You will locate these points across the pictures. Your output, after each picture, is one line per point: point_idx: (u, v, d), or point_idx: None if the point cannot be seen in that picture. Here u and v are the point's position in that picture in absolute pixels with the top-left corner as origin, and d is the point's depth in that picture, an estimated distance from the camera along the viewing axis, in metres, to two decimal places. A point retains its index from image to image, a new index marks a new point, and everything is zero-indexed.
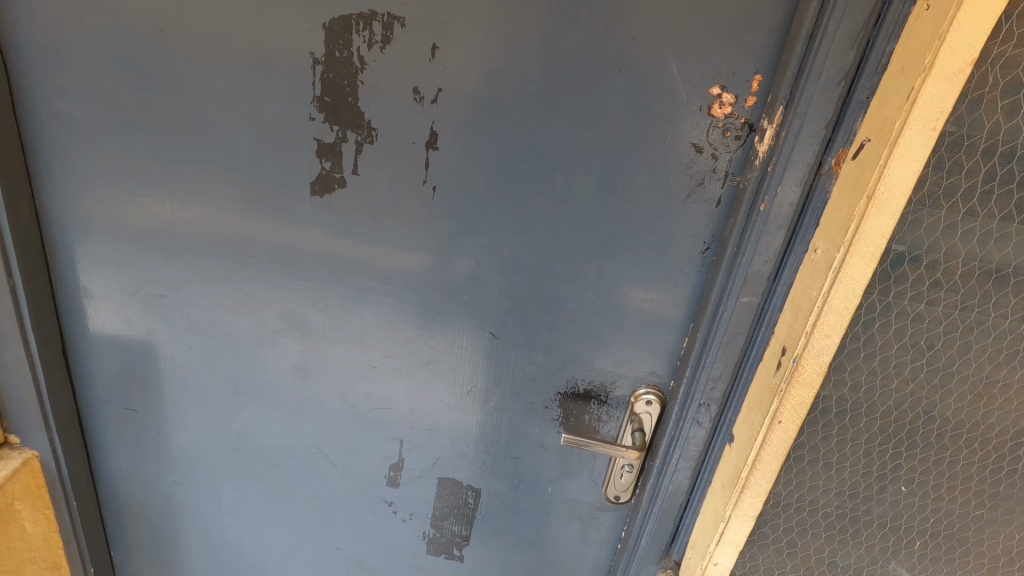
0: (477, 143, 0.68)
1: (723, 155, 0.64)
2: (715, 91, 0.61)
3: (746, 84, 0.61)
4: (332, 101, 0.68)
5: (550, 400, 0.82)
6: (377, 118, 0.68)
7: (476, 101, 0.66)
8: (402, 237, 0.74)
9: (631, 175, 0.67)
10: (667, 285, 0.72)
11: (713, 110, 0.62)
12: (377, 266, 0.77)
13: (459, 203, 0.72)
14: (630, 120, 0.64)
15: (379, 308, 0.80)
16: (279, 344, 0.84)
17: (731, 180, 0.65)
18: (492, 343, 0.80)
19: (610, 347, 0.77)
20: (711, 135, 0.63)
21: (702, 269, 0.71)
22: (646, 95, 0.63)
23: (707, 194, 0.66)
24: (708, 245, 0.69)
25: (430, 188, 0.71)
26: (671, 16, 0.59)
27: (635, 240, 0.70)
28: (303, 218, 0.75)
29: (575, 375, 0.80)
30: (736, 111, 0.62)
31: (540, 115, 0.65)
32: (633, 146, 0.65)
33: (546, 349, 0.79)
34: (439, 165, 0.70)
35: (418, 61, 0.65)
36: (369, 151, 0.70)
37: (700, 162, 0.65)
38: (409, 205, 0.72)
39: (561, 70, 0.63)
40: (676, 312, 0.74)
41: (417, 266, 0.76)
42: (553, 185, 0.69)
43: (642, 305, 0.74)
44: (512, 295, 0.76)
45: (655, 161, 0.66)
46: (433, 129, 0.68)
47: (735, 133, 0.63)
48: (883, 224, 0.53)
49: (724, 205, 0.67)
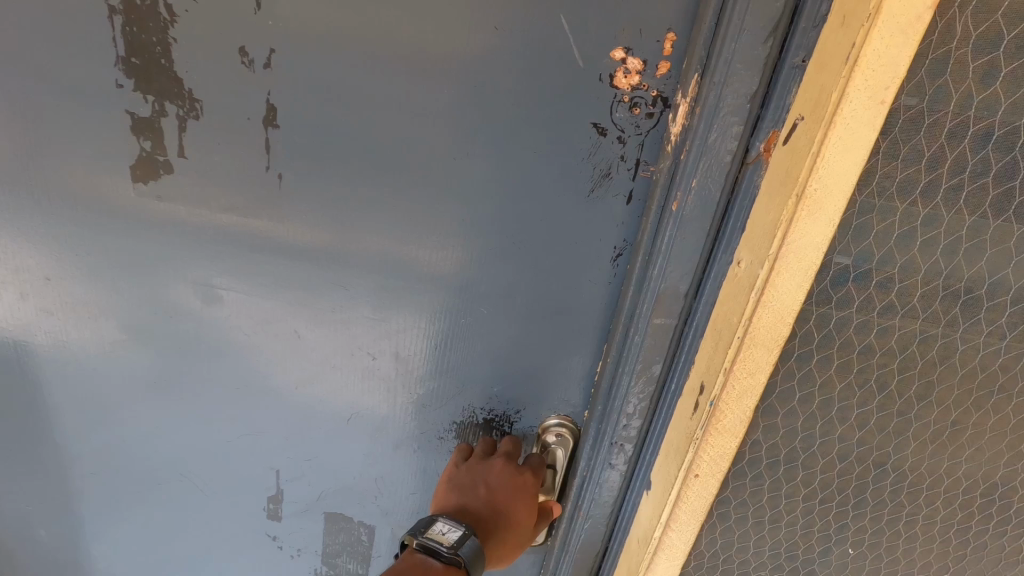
0: (330, 120, 0.54)
1: (632, 138, 0.50)
2: (618, 55, 0.47)
3: (658, 45, 0.47)
4: (141, 64, 0.52)
5: (445, 430, 0.70)
6: (199, 87, 0.53)
7: (320, 67, 0.51)
8: (251, 237, 0.61)
9: (519, 163, 0.53)
10: (572, 300, 0.60)
11: (617, 81, 0.48)
12: (229, 271, 0.63)
13: (316, 196, 0.58)
14: (515, 93, 0.50)
15: (233, 322, 0.66)
16: (124, 356, 0.71)
17: (645, 171, 0.52)
18: (375, 364, 0.67)
19: (508, 370, 0.65)
20: (617, 113, 0.50)
21: (615, 280, 0.58)
22: (532, 61, 0.49)
23: (615, 188, 0.53)
24: (619, 250, 0.56)
25: (275, 175, 0.57)
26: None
27: (534, 245, 0.57)
28: (128, 212, 0.60)
29: (473, 403, 0.67)
30: (645, 81, 0.48)
31: (402, 85, 0.51)
32: (521, 127, 0.52)
33: (435, 372, 0.66)
34: (286, 148, 0.55)
35: (240, 12, 0.49)
36: (195, 128, 0.55)
37: (605, 147, 0.51)
38: (254, 199, 0.58)
39: (422, 26, 0.48)
40: (586, 330, 0.61)
41: (272, 272, 0.63)
42: (429, 175, 0.55)
43: (543, 320, 0.61)
44: (391, 308, 0.63)
45: (548, 147, 0.52)
46: (271, 102, 0.53)
47: (646, 110, 0.49)
48: (819, 232, 0.40)
49: (637, 201, 0.53)
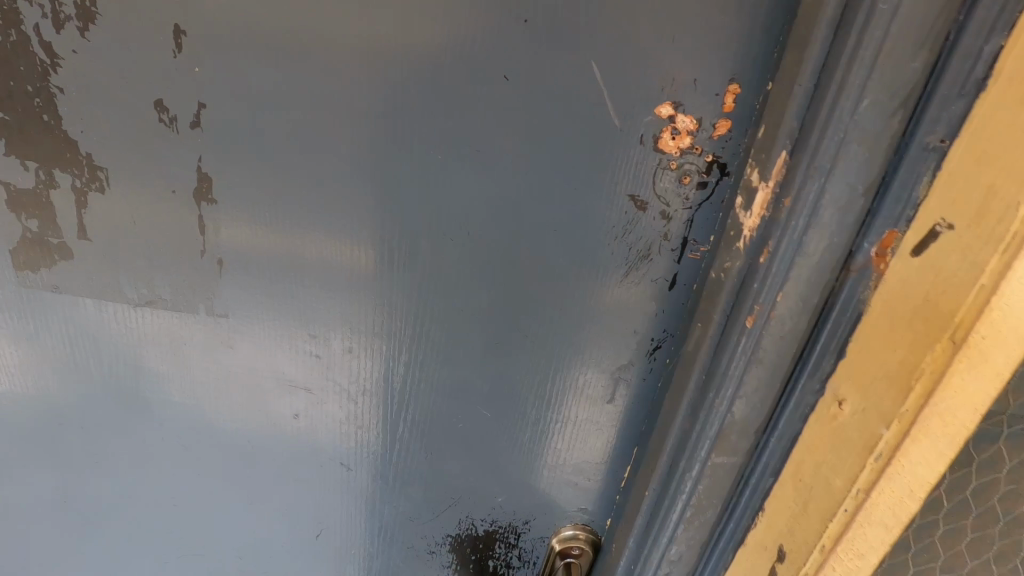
0: (283, 192, 0.40)
1: (678, 212, 0.40)
2: (664, 112, 0.36)
3: (715, 99, 0.36)
4: (13, 120, 0.38)
5: (435, 544, 0.58)
6: (101, 151, 0.39)
7: (268, 125, 0.38)
8: (181, 332, 0.47)
9: (534, 242, 0.42)
10: (595, 398, 0.49)
11: (662, 143, 0.37)
12: (152, 377, 0.49)
13: (265, 287, 0.44)
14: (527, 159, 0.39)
15: (165, 430, 0.52)
16: (17, 473, 0.54)
17: (693, 252, 0.41)
18: (348, 473, 0.54)
19: (514, 475, 0.54)
20: (660, 182, 0.39)
21: (650, 376, 0.47)
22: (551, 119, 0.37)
23: (655, 270, 0.42)
24: (656, 342, 0.46)
25: (213, 260, 0.43)
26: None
27: (547, 338, 0.46)
28: (14, 302, 0.46)
29: (472, 512, 0.56)
30: (697, 142, 0.37)
31: (382, 148, 0.39)
32: (538, 199, 0.40)
33: (424, 481, 0.55)
34: (225, 229, 0.42)
35: (153, 53, 0.36)
36: (99, 202, 0.41)
37: (643, 224, 0.40)
38: (184, 288, 0.44)
39: (405, 73, 0.36)
40: (611, 432, 0.51)
41: (213, 373, 0.49)
42: (415, 258, 0.43)
43: (558, 420, 0.50)
44: (369, 412, 0.51)
45: (572, 223, 0.41)
46: (204, 169, 0.40)
47: (698, 178, 0.39)
48: (979, 391, 0.29)
49: (681, 286, 0.43)
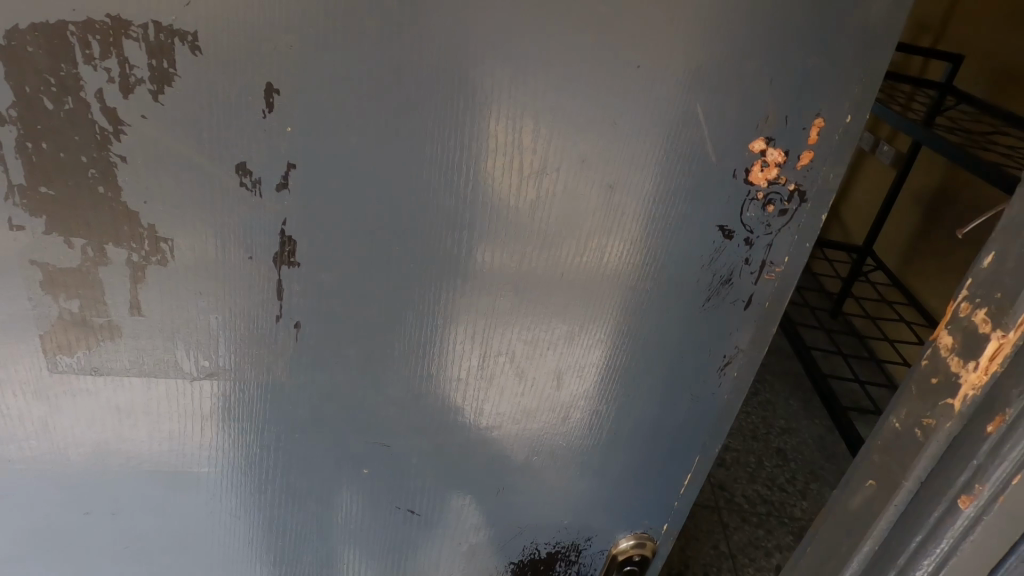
0: (371, 247, 0.39)
1: (761, 239, 0.41)
2: (758, 147, 0.38)
3: (803, 133, 0.38)
4: (60, 196, 0.35)
5: (497, 572, 0.59)
6: (165, 222, 0.37)
7: (361, 180, 0.37)
8: (248, 397, 0.45)
9: (622, 278, 0.42)
10: (663, 416, 0.50)
11: (753, 175, 0.39)
12: (213, 446, 0.47)
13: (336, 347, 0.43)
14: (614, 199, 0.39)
15: (222, 495, 0.50)
16: (52, 554, 0.51)
17: (770, 273, 0.43)
18: (411, 517, 0.53)
19: (581, 501, 0.54)
20: (747, 212, 0.40)
21: (718, 390, 0.49)
22: (643, 157, 0.38)
23: (734, 294, 0.44)
24: (728, 359, 0.47)
25: (289, 325, 0.41)
26: (693, 27, 0.34)
27: (619, 368, 0.47)
28: (46, 385, 0.43)
29: (535, 538, 0.57)
30: (783, 174, 0.39)
31: (479, 195, 0.38)
32: (629, 236, 0.41)
33: (492, 517, 0.54)
34: (299, 292, 0.40)
35: (241, 116, 0.34)
36: (160, 275, 0.38)
37: (728, 252, 0.42)
38: (255, 352, 0.42)
39: (505, 122, 0.35)
40: (678, 447, 0.52)
41: (277, 435, 0.47)
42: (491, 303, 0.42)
43: (628, 444, 0.51)
44: (438, 457, 0.50)
45: (661, 256, 0.42)
46: (287, 232, 0.38)
47: (781, 207, 0.40)
48: None
49: (757, 306, 0.45)
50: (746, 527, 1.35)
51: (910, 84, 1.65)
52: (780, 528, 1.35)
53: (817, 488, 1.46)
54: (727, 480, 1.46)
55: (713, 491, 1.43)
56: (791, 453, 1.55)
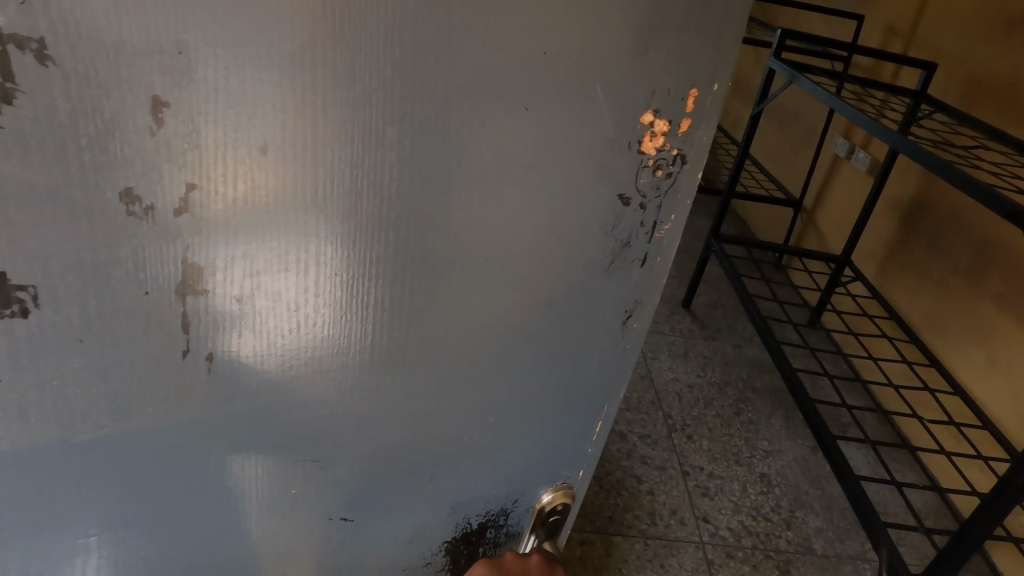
0: (291, 262, 0.37)
1: (653, 202, 0.45)
2: (647, 119, 0.41)
3: (681, 103, 0.41)
4: None
5: (431, 553, 0.61)
6: (22, 267, 0.31)
7: (275, 190, 0.34)
8: (158, 441, 0.40)
9: (536, 255, 0.44)
10: (576, 373, 0.53)
11: (644, 145, 0.42)
12: (127, 503, 0.42)
13: (261, 368, 0.41)
14: (523, 183, 0.40)
15: (127, 550, 0.45)
16: None
17: (661, 231, 0.47)
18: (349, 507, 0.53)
19: (507, 470, 0.58)
20: (640, 179, 0.44)
21: (622, 343, 0.54)
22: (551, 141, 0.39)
23: (632, 254, 0.48)
24: (629, 312, 0.52)
25: (202, 360, 0.38)
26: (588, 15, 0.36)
27: (538, 335, 0.49)
28: None
29: (470, 504, 0.59)
30: (669, 141, 0.42)
31: (396, 190, 0.37)
32: (539, 214, 0.42)
33: (425, 501, 0.56)
34: (208, 322, 0.37)
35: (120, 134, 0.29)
36: (21, 327, 0.32)
37: (626, 218, 0.45)
38: (164, 394, 0.38)
39: (415, 116, 0.35)
40: (591, 399, 0.56)
41: (196, 475, 0.44)
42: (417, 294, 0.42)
43: (547, 408, 0.55)
44: (368, 458, 0.50)
45: (567, 229, 0.44)
46: (190, 262, 0.34)
47: (668, 170, 0.44)
48: None
49: (651, 262, 0.49)
50: (732, 562, 1.25)
51: (887, 90, 1.63)
52: (766, 562, 1.27)
53: (803, 512, 1.39)
54: (712, 511, 1.36)
55: (699, 524, 1.32)
56: (776, 477, 1.46)
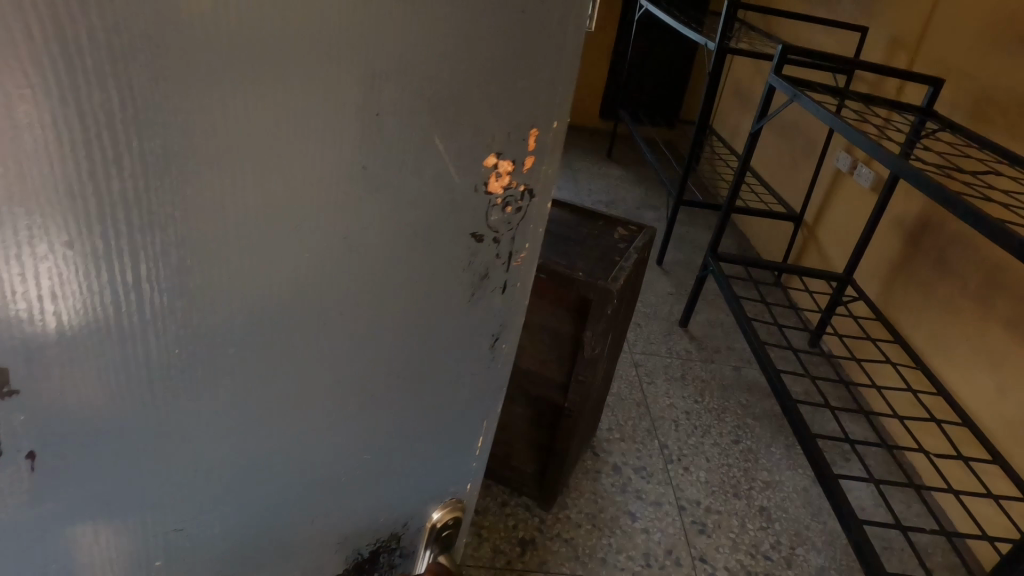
0: (203, 206, 0.59)
1: (504, 228, 0.83)
2: (491, 162, 0.75)
3: (514, 145, 0.76)
4: None
5: (289, 460, 0.85)
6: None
7: (183, 155, 0.55)
8: (35, 336, 0.55)
9: (386, 223, 0.72)
10: (405, 335, 0.84)
11: (490, 185, 0.77)
12: (81, 427, 0.63)
13: (214, 330, 0.67)
14: (461, 193, 0.75)
15: (15, 442, 0.59)
16: None
17: (517, 260, 0.88)
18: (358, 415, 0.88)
19: (346, 399, 0.84)
20: (491, 211, 0.79)
21: (460, 322, 0.88)
22: (466, 172, 0.74)
23: (488, 287, 0.87)
24: (472, 299, 0.87)
25: (79, 281, 0.55)
26: (471, 82, 0.67)
27: (389, 319, 0.80)
28: None
29: (363, 441, 0.91)
30: (508, 180, 0.79)
31: (291, 178, 0.63)
32: (382, 201, 0.70)
33: (273, 411, 0.78)
34: (30, 247, 0.52)
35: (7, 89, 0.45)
36: None
37: (480, 251, 0.82)
38: (61, 295, 0.55)
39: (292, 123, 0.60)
40: (425, 351, 0.88)
41: (85, 372, 0.60)
42: (306, 284, 0.71)
43: (389, 334, 0.82)
44: (212, 379, 0.70)
45: (407, 215, 0.73)
46: (29, 191, 0.49)
47: (514, 205, 0.82)
48: None
49: (492, 278, 0.87)
50: None
51: None
52: None
53: None
54: None
55: None
56: None
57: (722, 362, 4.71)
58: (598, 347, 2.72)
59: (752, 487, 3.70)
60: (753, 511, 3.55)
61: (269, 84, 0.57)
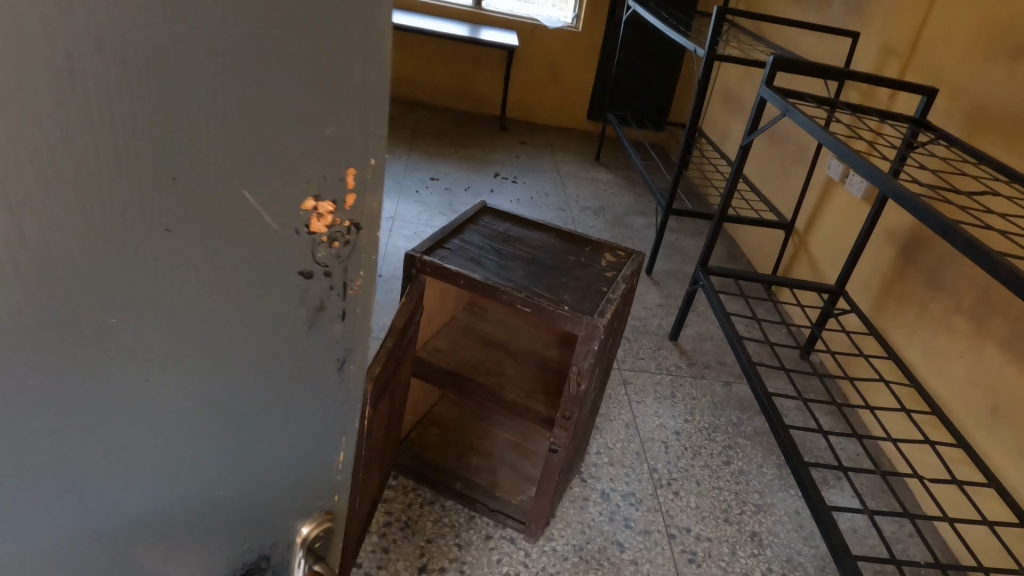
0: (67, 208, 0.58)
1: (333, 264, 0.83)
2: (308, 204, 0.76)
3: (339, 183, 0.78)
4: None
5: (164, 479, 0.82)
6: None
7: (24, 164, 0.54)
8: None
9: (220, 237, 0.70)
10: (263, 355, 0.83)
11: (313, 223, 0.78)
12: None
13: (47, 343, 0.62)
14: (281, 229, 0.75)
15: None
16: None
17: (352, 288, 0.88)
18: (210, 451, 0.86)
19: (220, 405, 0.82)
20: (316, 244, 0.80)
21: (309, 344, 0.88)
22: (280, 208, 0.74)
23: (325, 314, 0.87)
24: (309, 326, 0.86)
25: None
26: (264, 112, 0.68)
27: (242, 340, 0.79)
28: None
29: (233, 464, 0.89)
30: (333, 218, 0.80)
31: (139, 183, 0.62)
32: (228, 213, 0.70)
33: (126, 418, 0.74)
34: None
35: None
36: None
37: (311, 282, 0.82)
38: None
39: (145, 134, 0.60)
40: (284, 371, 0.87)
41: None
42: (125, 322, 0.67)
43: (249, 355, 0.82)
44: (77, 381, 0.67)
45: (254, 234, 0.73)
46: None
47: (342, 239, 0.82)
48: None
49: (329, 304, 0.86)
50: None
51: None
52: None
53: None
54: None
55: None
56: None
57: (712, 379, 4.62)
58: (589, 385, 2.60)
59: (744, 512, 3.61)
60: (744, 537, 3.46)
61: (97, 105, 0.56)
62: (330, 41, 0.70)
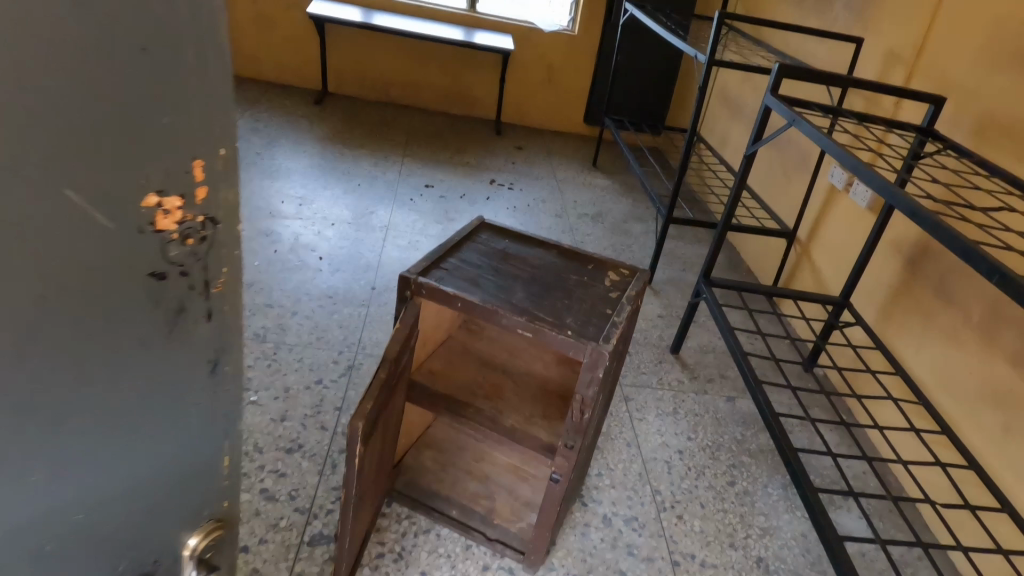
0: None
1: (190, 261, 0.75)
2: (153, 200, 0.68)
3: (187, 173, 0.71)
4: None
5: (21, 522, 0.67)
6: None
7: None
8: None
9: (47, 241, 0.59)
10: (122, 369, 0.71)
11: (161, 222, 0.69)
12: None
13: None
14: (119, 228, 0.65)
15: None
16: None
17: (216, 286, 0.81)
18: (70, 507, 0.71)
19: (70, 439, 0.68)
20: (168, 242, 0.71)
21: (170, 354, 0.76)
22: (112, 202, 0.63)
23: (186, 317, 0.77)
24: (173, 331, 0.76)
25: None
26: (74, 82, 0.57)
27: (99, 353, 0.67)
28: None
29: (102, 495, 0.74)
30: (182, 213, 0.72)
31: None
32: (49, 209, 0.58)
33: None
34: None
35: None
36: None
37: (170, 280, 0.73)
38: None
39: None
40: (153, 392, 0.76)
41: None
42: None
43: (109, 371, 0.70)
44: None
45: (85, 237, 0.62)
46: None
47: (197, 235, 0.76)
48: None
49: (197, 310, 0.79)
50: None
51: None
52: None
53: None
54: None
55: None
56: None
57: (715, 394, 4.50)
58: (592, 413, 2.48)
59: (749, 536, 3.49)
60: (751, 564, 3.33)
61: None
62: (165, 23, 0.63)
